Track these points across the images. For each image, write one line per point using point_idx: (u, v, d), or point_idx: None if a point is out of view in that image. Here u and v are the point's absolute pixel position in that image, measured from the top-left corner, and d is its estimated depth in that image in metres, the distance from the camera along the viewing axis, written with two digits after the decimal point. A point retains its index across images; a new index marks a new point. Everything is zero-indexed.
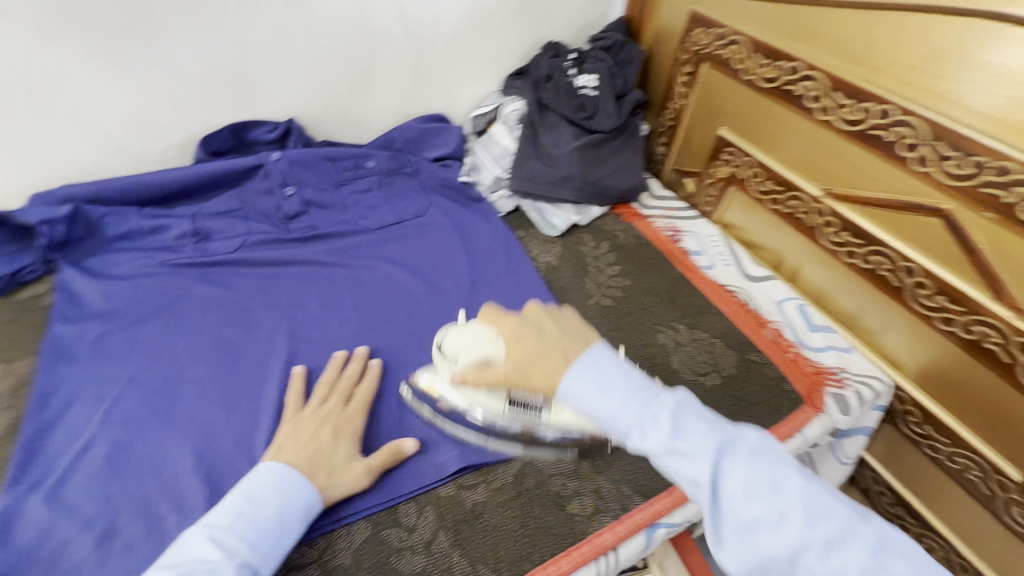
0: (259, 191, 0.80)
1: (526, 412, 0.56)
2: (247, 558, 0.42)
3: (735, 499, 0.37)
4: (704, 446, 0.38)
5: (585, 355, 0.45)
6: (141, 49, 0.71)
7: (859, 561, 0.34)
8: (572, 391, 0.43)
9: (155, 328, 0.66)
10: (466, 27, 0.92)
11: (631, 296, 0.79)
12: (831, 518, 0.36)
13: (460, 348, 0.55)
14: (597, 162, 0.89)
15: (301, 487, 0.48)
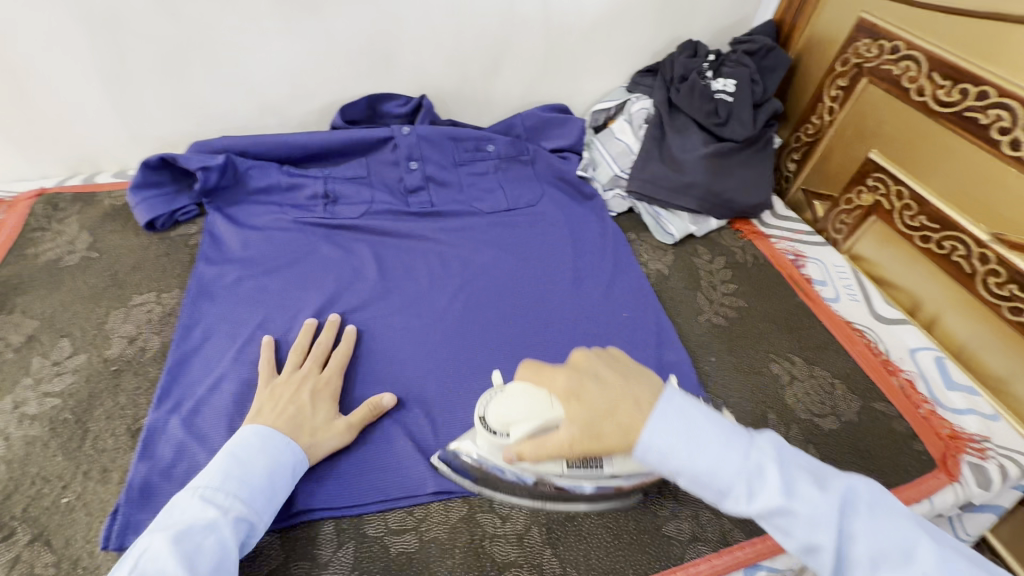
0: (386, 162, 0.83)
1: (590, 468, 0.50)
2: (244, 513, 0.44)
3: (858, 556, 0.37)
4: (827, 512, 0.38)
5: (658, 404, 0.42)
6: (304, 16, 0.75)
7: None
8: (654, 449, 0.41)
9: (284, 280, 0.70)
10: (605, 18, 0.89)
11: (747, 318, 0.74)
12: (820, 491, 0.39)
13: (510, 419, 0.49)
14: (724, 172, 0.83)
15: (285, 446, 0.49)
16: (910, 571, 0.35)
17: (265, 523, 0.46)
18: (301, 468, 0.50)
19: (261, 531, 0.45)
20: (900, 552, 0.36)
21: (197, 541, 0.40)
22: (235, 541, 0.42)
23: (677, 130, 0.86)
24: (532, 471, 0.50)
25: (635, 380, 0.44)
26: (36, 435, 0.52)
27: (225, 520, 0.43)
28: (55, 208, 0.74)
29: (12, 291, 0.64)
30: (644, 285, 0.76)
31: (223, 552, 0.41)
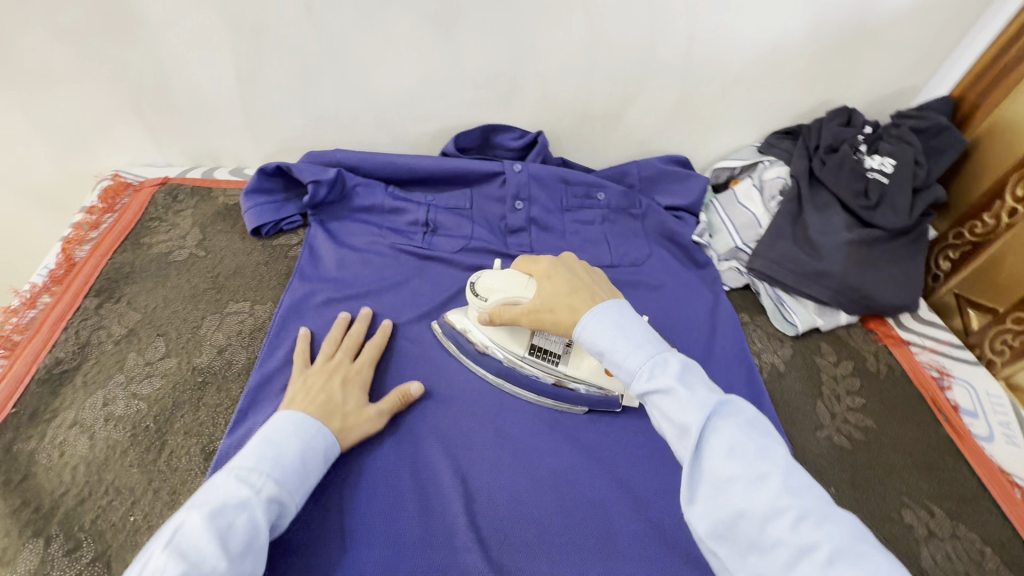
0: (491, 198, 0.79)
1: (546, 359, 0.61)
2: (278, 494, 0.44)
3: (718, 454, 0.38)
4: (705, 399, 0.39)
5: (611, 304, 0.49)
6: (439, 40, 0.73)
7: (839, 541, 0.33)
8: (589, 329, 0.48)
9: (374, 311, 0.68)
10: (752, 72, 0.81)
11: (876, 444, 0.63)
12: (705, 386, 0.41)
13: (492, 289, 0.59)
14: (867, 264, 0.73)
15: (321, 433, 0.50)
16: (759, 471, 0.36)
17: (296, 504, 0.46)
18: (333, 454, 0.51)
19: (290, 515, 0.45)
20: (756, 450, 0.37)
21: (230, 518, 0.40)
22: (267, 522, 0.42)
23: (816, 207, 0.76)
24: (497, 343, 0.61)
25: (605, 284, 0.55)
26: (117, 440, 0.52)
27: (259, 501, 0.42)
28: (175, 198, 0.75)
29: (123, 279, 0.66)
30: (756, 380, 0.67)
31: (254, 531, 0.41)
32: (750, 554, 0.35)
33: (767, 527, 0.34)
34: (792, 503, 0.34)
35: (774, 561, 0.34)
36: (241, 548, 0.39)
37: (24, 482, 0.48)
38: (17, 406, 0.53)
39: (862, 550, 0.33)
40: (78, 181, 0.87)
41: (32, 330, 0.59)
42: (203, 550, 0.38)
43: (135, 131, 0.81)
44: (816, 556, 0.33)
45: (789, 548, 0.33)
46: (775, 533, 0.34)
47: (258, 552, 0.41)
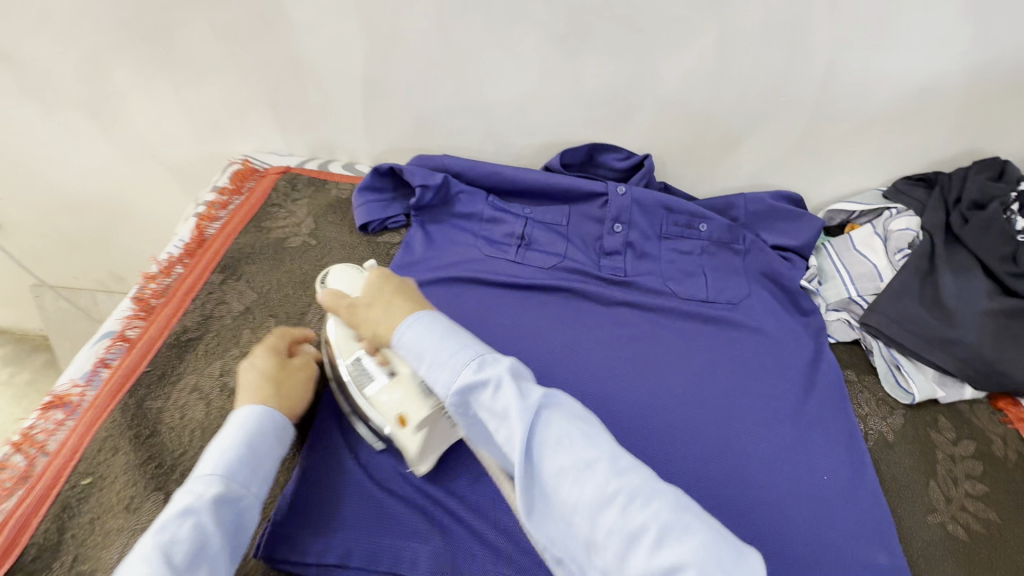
0: (589, 217, 0.78)
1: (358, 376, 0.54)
2: (225, 492, 0.43)
3: (547, 450, 0.38)
4: (523, 405, 0.38)
5: (420, 314, 0.47)
6: (561, 58, 0.73)
7: (662, 518, 0.36)
8: (409, 335, 0.45)
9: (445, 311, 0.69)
10: (890, 113, 0.75)
11: (998, 540, 0.56)
12: (521, 385, 0.40)
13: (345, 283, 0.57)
14: (1007, 338, 0.64)
15: (262, 418, 0.49)
16: (587, 462, 0.37)
17: (256, 493, 0.45)
18: (285, 431, 0.50)
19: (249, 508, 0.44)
20: (579, 441, 0.38)
21: (172, 530, 0.39)
22: (216, 523, 0.41)
23: (950, 267, 0.69)
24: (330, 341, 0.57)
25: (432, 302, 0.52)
26: (229, 410, 0.56)
27: (201, 504, 0.41)
28: (294, 187, 0.81)
29: (244, 259, 0.71)
30: (860, 447, 0.62)
31: (201, 538, 0.40)
32: (590, 546, 0.37)
33: (603, 512, 0.36)
34: (620, 487, 0.37)
35: (609, 552, 0.36)
36: (187, 560, 0.39)
37: (151, 438, 0.53)
38: (149, 366, 0.59)
39: (681, 522, 0.36)
40: (210, 162, 0.95)
41: (167, 297, 0.65)
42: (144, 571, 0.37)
43: (266, 121, 0.87)
44: (644, 538, 0.35)
45: (619, 537, 0.35)
46: (606, 523, 0.36)
47: (212, 555, 0.40)
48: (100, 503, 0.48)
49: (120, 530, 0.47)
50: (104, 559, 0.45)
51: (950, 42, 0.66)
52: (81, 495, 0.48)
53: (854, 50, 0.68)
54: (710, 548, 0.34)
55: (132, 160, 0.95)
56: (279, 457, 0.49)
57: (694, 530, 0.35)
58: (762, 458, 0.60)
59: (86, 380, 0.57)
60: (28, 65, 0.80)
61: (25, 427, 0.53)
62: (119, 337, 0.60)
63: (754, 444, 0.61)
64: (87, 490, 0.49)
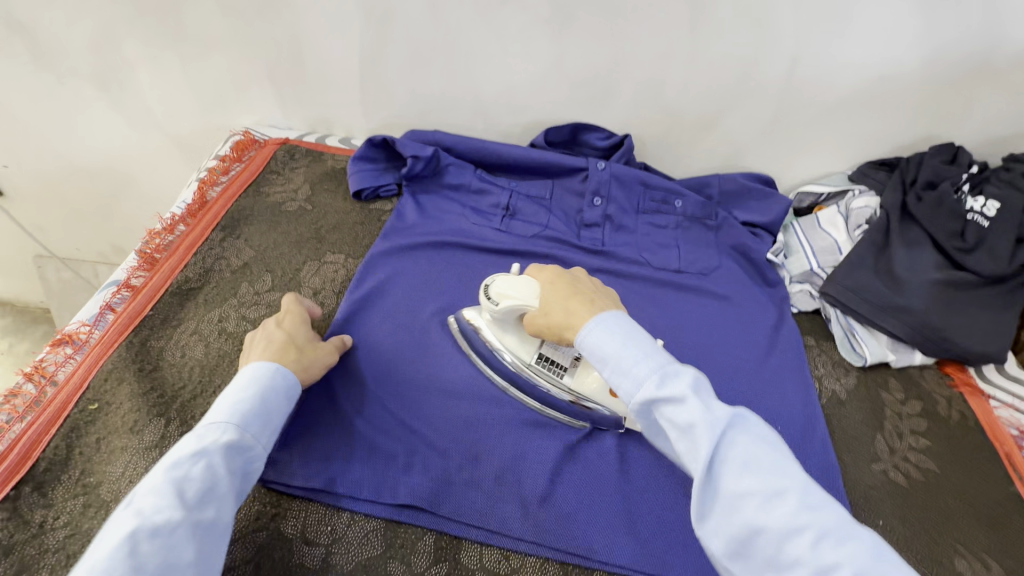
0: (571, 192, 0.83)
1: (551, 369, 0.60)
2: (239, 441, 0.45)
3: (732, 471, 0.37)
4: (712, 420, 0.38)
5: (609, 315, 0.47)
6: (545, 39, 0.77)
7: (861, 563, 0.32)
8: (589, 337, 0.46)
9: (434, 261, 0.74)
10: (854, 99, 0.80)
11: (935, 487, 0.61)
12: (715, 407, 0.39)
13: (504, 292, 0.58)
14: (954, 308, 0.70)
15: (274, 373, 0.50)
16: (776, 488, 0.35)
17: (263, 444, 0.47)
18: (294, 391, 0.52)
19: (257, 457, 0.46)
20: (771, 465, 0.36)
21: (186, 468, 0.41)
22: (226, 468, 0.43)
23: (904, 242, 0.74)
24: (506, 346, 0.61)
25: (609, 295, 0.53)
26: (226, 351, 0.60)
27: (216, 448, 0.43)
28: (292, 157, 0.85)
29: (244, 220, 0.75)
30: (813, 402, 0.66)
31: (212, 480, 0.42)
32: (766, 572, 0.35)
33: (789, 542, 0.34)
34: (813, 522, 0.34)
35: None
36: (197, 498, 0.40)
37: (153, 372, 0.57)
38: (152, 310, 0.63)
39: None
40: (212, 134, 0.99)
41: (170, 251, 0.69)
42: (159, 504, 0.38)
43: (267, 95, 0.91)
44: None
45: (809, 571, 0.33)
46: (795, 553, 0.33)
47: (221, 497, 0.42)
48: (106, 425, 0.52)
49: (125, 448, 0.51)
50: (108, 473, 0.49)
51: (906, 31, 0.71)
52: (88, 417, 0.53)
53: (818, 37, 0.73)
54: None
55: (136, 131, 0.99)
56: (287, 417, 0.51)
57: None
58: None
59: (93, 321, 0.61)
60: (41, 34, 0.84)
61: (36, 360, 0.57)
62: (125, 285, 0.65)
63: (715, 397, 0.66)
64: (94, 414, 0.53)
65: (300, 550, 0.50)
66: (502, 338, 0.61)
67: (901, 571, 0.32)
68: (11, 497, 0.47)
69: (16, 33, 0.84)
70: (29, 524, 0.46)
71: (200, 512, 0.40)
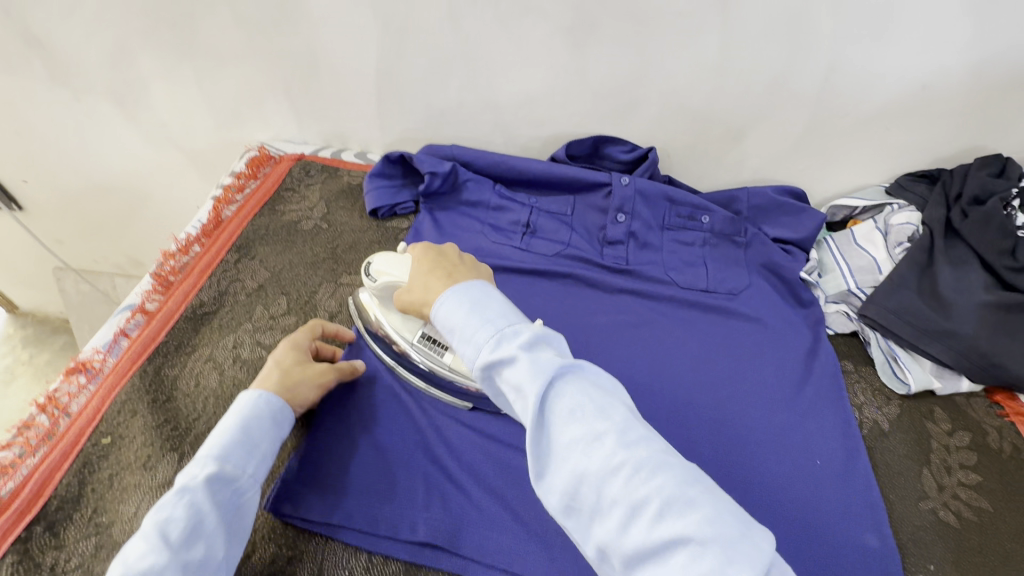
0: (594, 208, 0.80)
1: (433, 349, 0.57)
2: (220, 473, 0.43)
3: (559, 419, 0.37)
4: (542, 370, 0.38)
5: (469, 286, 0.46)
6: (568, 50, 0.75)
7: (667, 492, 0.34)
8: (443, 310, 0.45)
9: None
10: (892, 109, 0.76)
11: (990, 529, 0.57)
12: (541, 356, 0.39)
13: (383, 269, 0.57)
14: (1005, 331, 0.65)
15: (257, 396, 0.49)
16: (597, 431, 0.36)
17: (251, 471, 0.45)
18: (280, 407, 0.50)
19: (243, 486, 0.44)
20: (596, 410, 0.37)
21: (168, 510, 0.40)
22: (211, 501, 0.42)
23: (949, 260, 0.70)
24: (391, 325, 0.59)
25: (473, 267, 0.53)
26: (241, 379, 0.58)
27: (195, 484, 0.42)
28: (308, 173, 0.84)
29: (259, 240, 0.74)
30: (854, 434, 0.63)
31: (198, 516, 0.41)
32: (595, 519, 0.35)
33: (607, 483, 0.35)
34: (628, 458, 0.35)
35: (611, 523, 0.34)
36: (183, 537, 0.39)
37: (167, 403, 0.56)
38: (167, 335, 0.61)
39: (688, 499, 0.34)
40: (228, 148, 0.98)
41: (184, 273, 0.68)
42: (143, 549, 0.38)
43: (282, 109, 0.90)
44: (646, 513, 0.33)
45: (622, 506, 0.34)
46: (611, 492, 0.34)
47: (209, 533, 0.41)
48: (120, 461, 0.51)
49: (138, 486, 0.49)
50: (122, 513, 0.48)
51: (952, 38, 0.67)
52: (101, 452, 0.51)
53: (856, 45, 0.69)
54: (719, 529, 0.32)
55: (152, 146, 0.99)
56: (278, 439, 0.49)
57: (708, 504, 0.34)
58: (756, 441, 0.61)
59: (107, 348, 0.60)
60: (59, 52, 0.84)
61: (49, 390, 0.56)
62: (139, 309, 0.63)
63: (749, 428, 0.62)
64: (107, 449, 0.52)
65: None
66: (389, 318, 0.60)
67: (718, 512, 0.33)
68: (21, 539, 0.46)
69: (32, 49, 0.84)
70: (42, 568, 0.44)
71: (185, 553, 0.39)
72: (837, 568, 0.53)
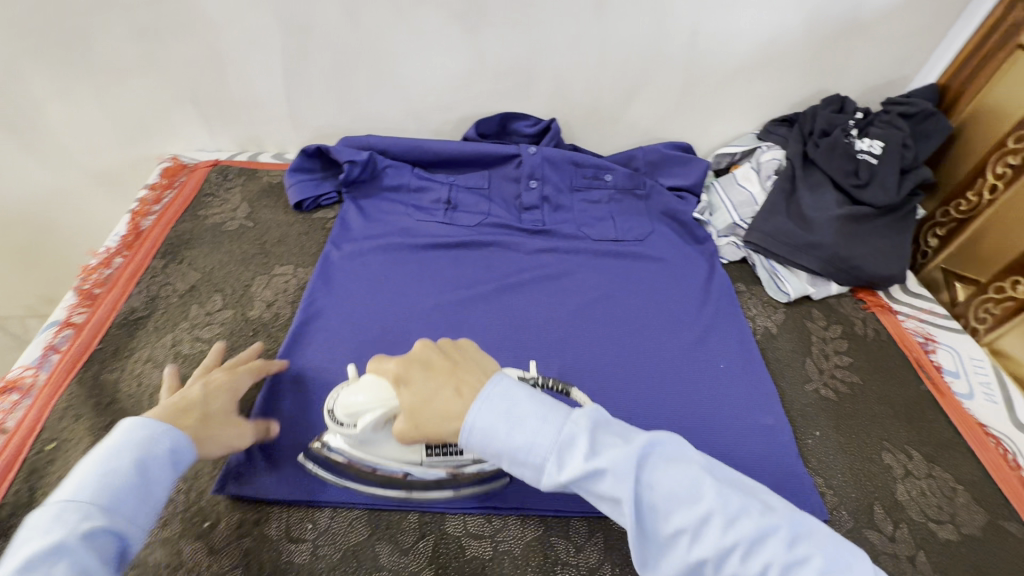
0: (507, 178, 0.87)
1: (450, 453, 0.52)
2: (112, 520, 0.38)
3: (661, 515, 0.39)
4: (627, 467, 0.39)
5: (489, 387, 0.43)
6: (464, 35, 0.81)
7: (781, 557, 0.37)
8: (478, 435, 0.42)
9: (380, 261, 0.76)
10: (750, 65, 0.88)
11: (860, 396, 0.69)
12: (616, 451, 0.39)
13: (356, 411, 0.49)
14: (857, 238, 0.79)
15: (155, 437, 0.44)
16: (700, 517, 0.38)
17: (142, 527, 0.40)
18: (180, 452, 0.45)
19: (134, 541, 0.39)
20: (687, 491, 0.39)
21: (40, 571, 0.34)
22: (98, 558, 0.36)
23: (809, 186, 0.83)
24: (386, 459, 0.52)
25: (469, 360, 0.47)
26: (185, 373, 0.60)
27: (78, 537, 0.36)
28: (225, 177, 0.85)
29: (184, 244, 0.75)
30: (748, 339, 0.73)
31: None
32: None
33: (723, 563, 0.37)
34: (734, 537, 0.37)
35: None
36: None
37: (112, 404, 0.57)
38: (100, 343, 0.62)
39: (801, 558, 0.37)
40: (138, 164, 0.97)
41: (109, 284, 0.68)
42: None
43: (191, 119, 0.90)
44: None
45: None
46: (730, 569, 0.37)
47: None
48: (68, 462, 0.52)
49: None
50: None
51: None
52: (47, 457, 0.52)
53: (711, 10, 0.80)
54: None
55: (54, 172, 0.96)
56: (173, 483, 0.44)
57: (817, 554, 0.37)
58: (669, 357, 0.70)
59: (37, 363, 0.59)
60: None
61: None
62: (66, 323, 0.63)
63: (664, 348, 0.71)
64: (53, 454, 0.53)
65: (286, 549, 0.50)
66: (377, 454, 0.52)
67: (812, 540, 0.38)
68: None
69: None
70: None
71: None
72: (744, 447, 0.62)
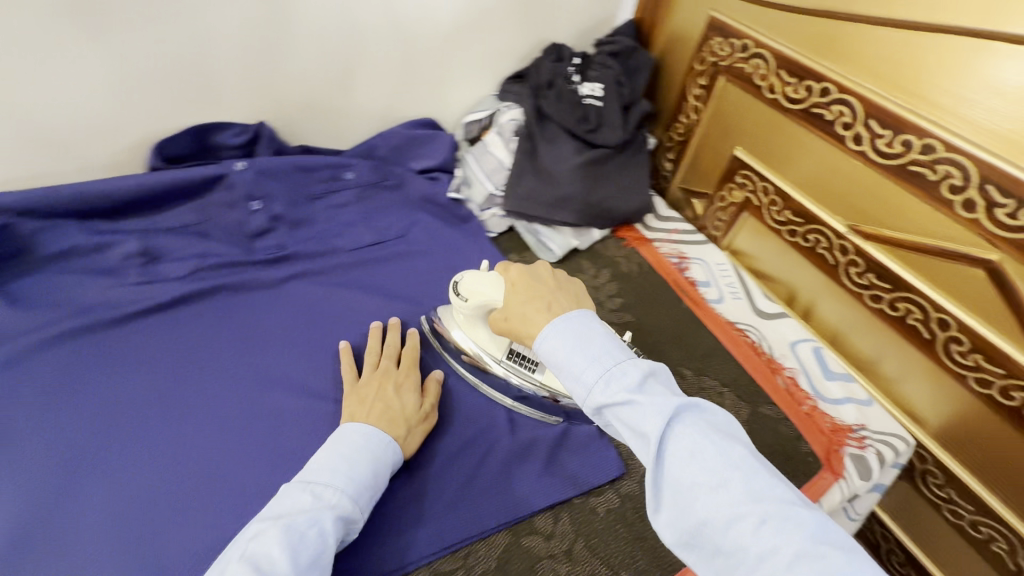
0: (223, 205, 0.70)
1: (525, 364, 0.63)
2: (348, 511, 0.47)
3: (675, 462, 0.37)
4: (663, 405, 0.38)
5: (575, 312, 0.47)
6: (87, 40, 0.61)
7: (797, 544, 0.32)
8: (547, 346, 0.46)
9: (64, 357, 0.59)
10: (461, 25, 0.82)
11: (635, 336, 0.72)
12: (661, 395, 0.39)
13: (474, 293, 0.59)
14: (601, 182, 0.81)
15: (385, 445, 0.52)
16: (721, 477, 0.36)
17: (365, 514, 0.49)
18: (398, 461, 0.54)
19: (357, 528, 0.48)
20: (716, 451, 0.36)
21: (301, 529, 0.44)
22: (334, 534, 0.45)
23: (548, 141, 0.81)
24: (478, 342, 0.63)
25: (571, 290, 0.51)
26: None
27: (328, 514, 0.46)
28: None
29: None
30: None
31: (320, 545, 0.44)
32: (717, 561, 0.35)
33: (729, 525, 0.34)
34: (756, 508, 0.34)
35: (736, 565, 0.34)
36: (307, 564, 0.42)
37: None
38: None
39: (820, 552, 0.32)
40: None
41: None
42: (274, 559, 0.41)
43: None
44: (778, 559, 0.32)
45: (750, 553, 0.33)
46: (739, 538, 0.34)
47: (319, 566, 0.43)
48: None
49: None
50: None
51: None
52: None
53: None
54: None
55: None
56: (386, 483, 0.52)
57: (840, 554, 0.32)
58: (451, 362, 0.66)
59: None
60: None
61: None
62: None
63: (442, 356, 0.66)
64: None
65: None
66: (474, 336, 0.64)
67: (840, 546, 0.32)
68: None
69: None
70: None
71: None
72: (537, 432, 0.61)
